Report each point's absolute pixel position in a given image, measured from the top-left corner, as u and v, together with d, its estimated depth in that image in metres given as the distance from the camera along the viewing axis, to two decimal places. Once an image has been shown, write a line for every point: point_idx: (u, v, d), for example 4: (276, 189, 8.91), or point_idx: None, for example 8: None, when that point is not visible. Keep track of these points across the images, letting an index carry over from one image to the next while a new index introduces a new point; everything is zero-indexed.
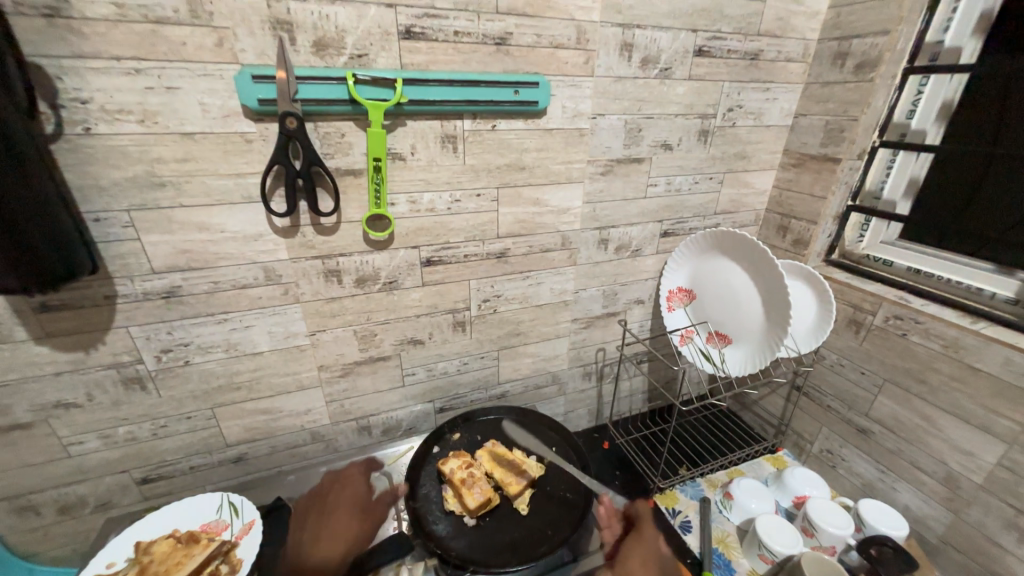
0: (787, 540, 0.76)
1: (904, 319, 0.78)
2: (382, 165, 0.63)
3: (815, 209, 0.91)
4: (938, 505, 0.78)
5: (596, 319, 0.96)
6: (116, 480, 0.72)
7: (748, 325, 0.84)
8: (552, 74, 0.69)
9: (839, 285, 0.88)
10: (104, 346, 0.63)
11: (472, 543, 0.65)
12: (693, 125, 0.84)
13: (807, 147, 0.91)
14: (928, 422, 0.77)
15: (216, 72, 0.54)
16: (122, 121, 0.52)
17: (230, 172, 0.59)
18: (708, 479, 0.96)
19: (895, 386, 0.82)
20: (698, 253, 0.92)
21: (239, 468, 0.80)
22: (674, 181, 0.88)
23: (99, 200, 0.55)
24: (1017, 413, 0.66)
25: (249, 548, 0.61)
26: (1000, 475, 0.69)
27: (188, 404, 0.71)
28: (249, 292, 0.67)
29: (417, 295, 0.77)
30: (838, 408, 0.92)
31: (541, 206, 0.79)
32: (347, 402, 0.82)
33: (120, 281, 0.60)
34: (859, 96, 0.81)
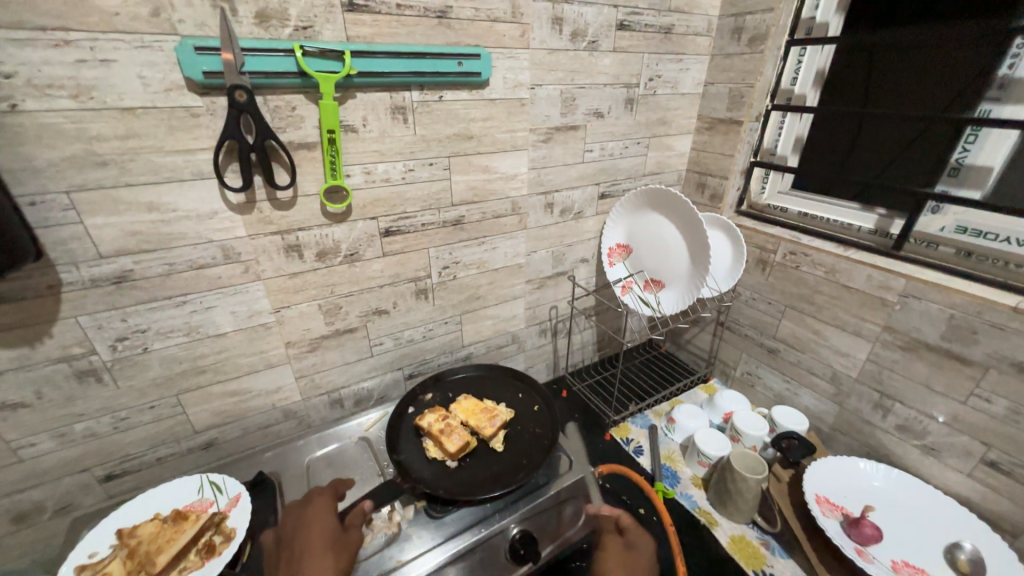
0: (718, 444, 0.91)
1: (797, 253, 0.95)
2: (337, 137, 0.65)
3: (726, 166, 1.05)
4: (828, 401, 0.97)
5: (548, 278, 1.04)
6: (76, 480, 0.69)
7: (676, 270, 0.97)
8: (491, 47, 0.74)
9: (747, 231, 1.04)
10: (52, 339, 0.60)
11: (456, 482, 0.71)
12: (620, 94, 0.93)
13: (716, 112, 1.04)
14: (818, 335, 0.95)
15: (154, 44, 0.52)
16: (53, 96, 0.50)
17: (178, 148, 0.58)
18: (654, 410, 1.10)
19: (793, 310, 0.99)
20: (632, 211, 1.02)
21: (211, 454, 0.79)
22: (607, 147, 0.97)
23: (33, 182, 0.52)
24: (877, 317, 0.84)
25: (240, 517, 0.63)
26: (869, 368, 0.88)
27: (150, 393, 0.69)
28: (207, 272, 0.66)
29: (379, 266, 0.80)
30: (754, 336, 1.09)
31: (490, 173, 0.84)
32: (317, 377, 0.84)
33: (64, 268, 0.57)
34: (753, 65, 0.94)
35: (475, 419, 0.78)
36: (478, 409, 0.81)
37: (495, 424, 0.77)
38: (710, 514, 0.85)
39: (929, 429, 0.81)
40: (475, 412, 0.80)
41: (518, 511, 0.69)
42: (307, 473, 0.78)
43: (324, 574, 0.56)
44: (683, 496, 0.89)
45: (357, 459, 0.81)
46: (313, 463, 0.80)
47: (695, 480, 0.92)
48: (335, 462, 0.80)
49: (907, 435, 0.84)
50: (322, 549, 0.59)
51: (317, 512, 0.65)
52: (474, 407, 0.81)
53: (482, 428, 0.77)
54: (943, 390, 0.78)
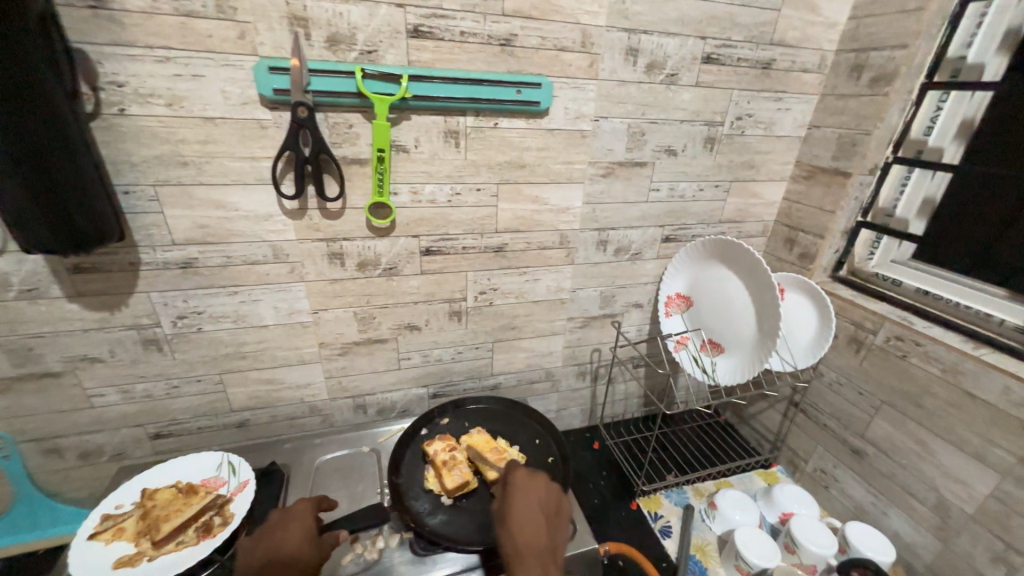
0: (764, 552, 0.75)
1: (904, 340, 0.77)
2: (386, 156, 0.67)
3: (824, 223, 0.89)
4: (927, 532, 0.76)
5: (592, 318, 0.97)
6: (131, 432, 0.79)
7: (740, 336, 0.84)
8: (555, 76, 0.71)
9: (841, 301, 0.87)
10: (127, 308, 0.69)
11: (446, 521, 0.68)
12: (699, 132, 0.84)
13: (819, 160, 0.89)
14: (922, 446, 0.75)
15: (237, 63, 0.58)
16: (153, 104, 0.58)
17: (246, 155, 0.63)
18: (694, 488, 0.96)
19: (891, 408, 0.80)
20: (698, 260, 0.92)
21: (242, 433, 0.85)
22: (677, 188, 0.89)
23: (130, 174, 0.61)
24: (1011, 443, 0.64)
25: (241, 504, 0.66)
26: (991, 506, 0.67)
27: (198, 368, 0.77)
28: (258, 268, 0.72)
29: (416, 283, 0.81)
30: (835, 427, 0.90)
31: (540, 204, 0.81)
32: (345, 380, 0.86)
33: (144, 250, 0.66)
34: (873, 109, 0.80)
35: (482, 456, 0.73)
36: (489, 447, 0.76)
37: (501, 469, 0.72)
38: None
39: None
40: (485, 449, 0.76)
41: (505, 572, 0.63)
42: (315, 473, 0.80)
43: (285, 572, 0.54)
44: None
45: (363, 469, 0.81)
46: (322, 465, 0.81)
47: None
48: (343, 467, 0.81)
49: None
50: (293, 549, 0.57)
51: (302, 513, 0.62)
52: (486, 443, 0.77)
53: (487, 470, 0.72)
54: None
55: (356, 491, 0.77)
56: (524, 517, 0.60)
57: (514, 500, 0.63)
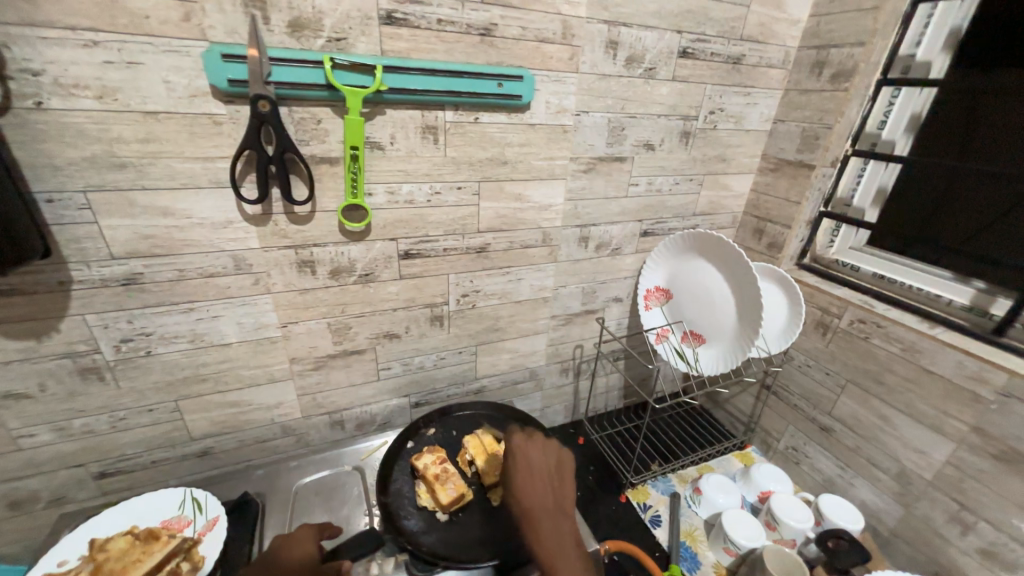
0: (751, 533, 0.79)
1: (867, 323, 0.82)
2: (360, 154, 0.61)
3: (790, 214, 0.93)
4: (891, 499, 0.82)
5: (575, 315, 0.96)
6: (71, 474, 0.69)
7: (721, 327, 0.86)
8: (537, 69, 0.69)
9: (808, 288, 0.91)
10: (58, 334, 0.59)
11: (443, 539, 0.64)
12: (675, 127, 0.85)
13: (784, 152, 0.92)
14: (885, 421, 0.81)
15: (182, 49, 0.51)
16: (78, 96, 0.49)
17: (198, 155, 0.56)
18: (679, 475, 0.98)
19: (856, 387, 0.85)
20: (676, 253, 0.93)
21: (205, 463, 0.77)
22: (655, 182, 0.89)
23: (53, 179, 0.52)
24: (964, 414, 0.70)
25: (212, 545, 0.60)
26: (947, 472, 0.73)
27: (150, 397, 0.68)
28: (217, 281, 0.64)
29: (395, 289, 0.76)
30: (804, 407, 0.96)
31: (523, 202, 0.78)
32: (320, 396, 0.80)
33: (76, 267, 0.57)
34: (834, 105, 0.83)
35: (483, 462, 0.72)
36: (492, 450, 0.74)
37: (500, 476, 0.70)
38: None
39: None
40: (487, 452, 0.73)
41: None
42: (294, 498, 0.74)
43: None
44: None
45: (347, 491, 0.76)
46: (301, 489, 0.75)
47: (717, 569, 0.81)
48: (324, 491, 0.76)
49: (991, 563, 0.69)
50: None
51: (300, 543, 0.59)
52: (490, 446, 0.74)
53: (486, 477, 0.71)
54: None
55: (342, 515, 0.72)
56: (531, 479, 0.62)
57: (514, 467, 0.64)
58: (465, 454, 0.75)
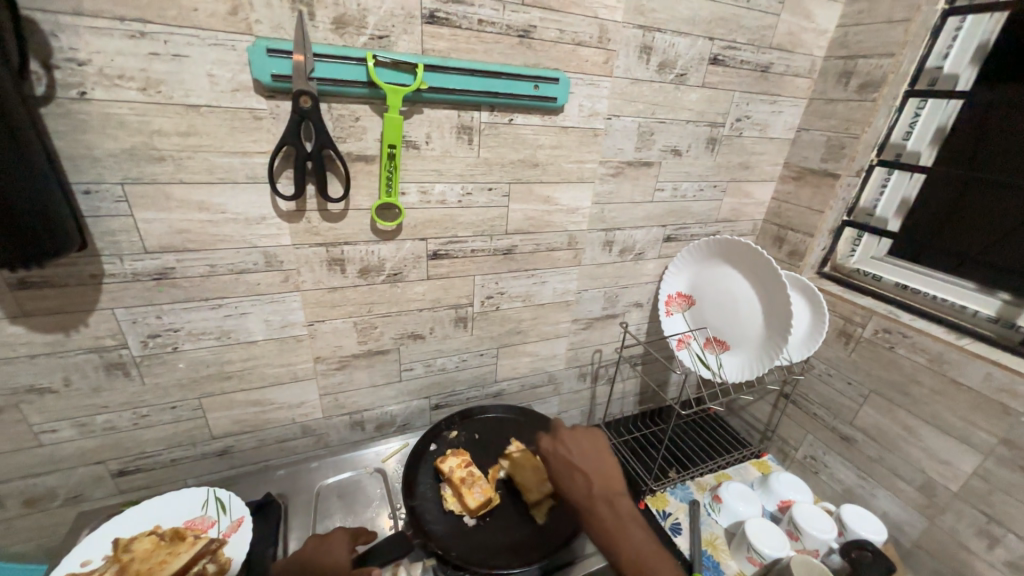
0: (776, 543, 0.78)
1: (892, 332, 0.82)
2: (397, 153, 0.61)
3: (813, 222, 0.93)
4: (914, 511, 0.81)
5: (596, 319, 0.96)
6: (90, 471, 0.68)
7: (746, 334, 0.86)
8: (572, 72, 0.69)
9: (831, 297, 0.91)
10: (86, 328, 0.58)
11: (471, 544, 0.63)
12: (703, 133, 0.85)
13: (807, 161, 0.93)
14: (909, 431, 0.81)
15: (227, 42, 0.50)
16: (122, 87, 0.49)
17: (236, 150, 0.55)
18: (698, 482, 0.97)
19: (879, 397, 0.85)
20: (699, 259, 0.93)
21: (224, 462, 0.76)
22: (680, 188, 0.89)
23: (91, 170, 0.51)
24: (994, 426, 0.70)
25: (238, 546, 0.58)
26: (975, 484, 0.73)
27: (173, 393, 0.67)
28: (247, 278, 0.63)
29: (422, 289, 0.75)
30: (824, 416, 0.95)
31: (551, 204, 0.78)
32: (342, 396, 0.79)
33: (109, 260, 0.56)
34: (860, 115, 0.84)
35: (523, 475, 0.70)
36: (530, 464, 0.72)
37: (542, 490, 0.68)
38: None
39: None
40: (526, 466, 0.72)
41: None
42: (316, 500, 0.73)
43: None
44: None
45: (369, 493, 0.75)
46: (323, 490, 0.75)
47: None
48: (347, 493, 0.75)
49: None
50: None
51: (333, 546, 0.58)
52: (527, 460, 0.73)
53: (528, 491, 0.68)
54: None
55: (365, 517, 0.71)
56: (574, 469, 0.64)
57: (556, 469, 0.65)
58: (502, 470, 0.73)
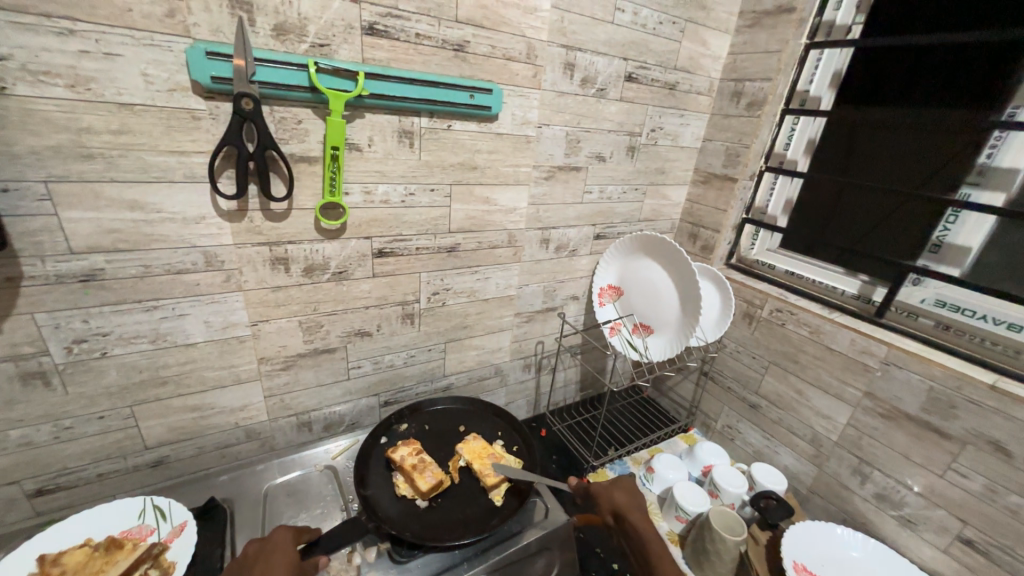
0: (697, 499, 0.88)
1: (783, 311, 0.96)
2: (340, 155, 0.64)
3: (718, 220, 1.08)
4: (807, 462, 0.96)
5: (537, 312, 1.03)
6: (1, 493, 0.63)
7: (667, 318, 0.97)
8: (504, 84, 0.75)
9: (736, 284, 1.06)
10: (0, 335, 0.55)
11: (425, 524, 0.67)
12: (623, 141, 0.96)
13: (712, 167, 1.07)
14: (800, 394, 0.95)
15: (164, 44, 0.51)
16: (48, 83, 0.48)
17: (173, 149, 0.56)
18: (634, 457, 1.07)
19: (777, 367, 0.99)
20: (625, 254, 1.04)
21: (159, 473, 0.73)
22: (606, 191, 0.99)
23: (10, 168, 0.49)
24: (859, 382, 0.85)
25: (182, 550, 0.59)
26: (849, 432, 0.88)
27: (102, 402, 0.64)
28: (184, 278, 0.63)
29: (367, 287, 0.78)
30: (736, 389, 1.09)
31: (490, 205, 0.84)
32: (288, 397, 0.79)
33: (29, 262, 0.53)
34: (750, 128, 0.99)
35: (479, 464, 0.74)
36: (485, 453, 0.76)
37: (500, 474, 0.72)
38: None
39: (907, 500, 0.80)
40: (481, 455, 0.76)
41: (490, 561, 0.66)
42: (264, 501, 0.72)
43: None
44: None
45: (319, 490, 0.76)
46: (271, 490, 0.74)
47: (671, 536, 0.89)
48: (296, 492, 0.75)
49: (884, 505, 0.84)
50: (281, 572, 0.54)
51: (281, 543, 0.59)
52: (482, 449, 0.77)
53: (484, 477, 0.72)
54: (921, 461, 0.78)
55: (316, 513, 0.72)
56: (616, 485, 0.79)
57: (608, 494, 0.77)
58: (459, 460, 0.77)
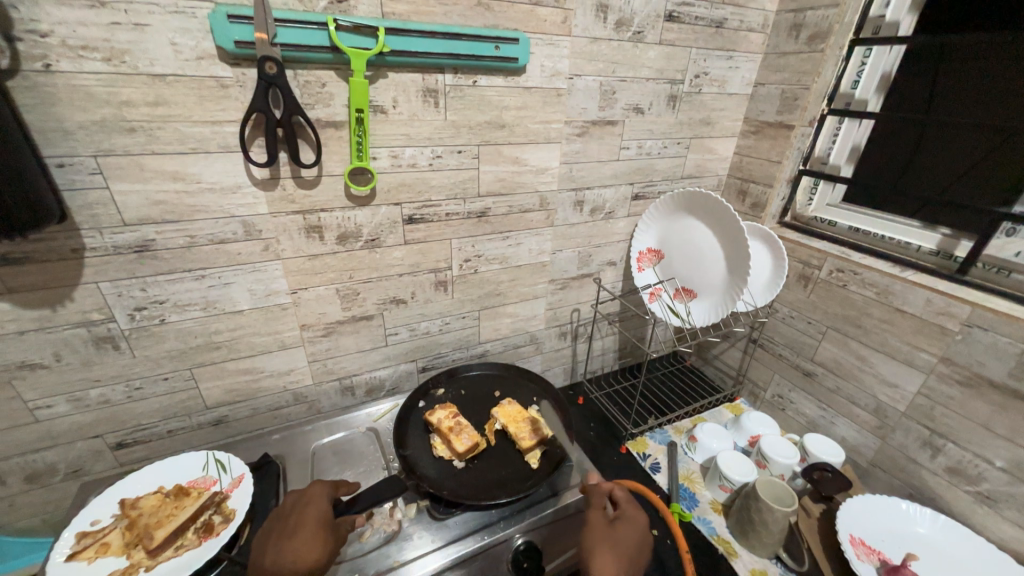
0: (743, 469, 0.84)
1: (845, 271, 0.88)
2: (365, 117, 0.63)
3: (771, 173, 0.98)
4: (869, 433, 0.89)
5: (572, 279, 1.00)
6: (88, 445, 0.70)
7: (710, 282, 0.91)
8: (531, 31, 0.71)
9: (790, 244, 0.97)
10: (73, 302, 0.60)
11: (462, 482, 0.68)
12: (663, 90, 0.88)
13: (764, 115, 0.97)
14: (863, 361, 0.88)
15: (188, 10, 0.52)
16: (87, 58, 0.50)
17: (206, 119, 0.57)
18: (674, 426, 1.04)
19: (836, 332, 0.91)
20: (666, 214, 0.97)
21: (220, 431, 0.79)
22: (645, 145, 0.92)
23: (64, 144, 0.52)
24: (933, 346, 0.76)
25: (240, 499, 0.64)
26: (919, 401, 0.80)
27: (164, 365, 0.69)
28: (227, 247, 0.65)
29: (400, 254, 0.78)
30: (789, 356, 1.02)
31: (520, 164, 0.81)
32: (330, 362, 0.82)
33: (89, 233, 0.57)
34: (811, 66, 0.87)
35: (515, 427, 0.74)
36: (520, 417, 0.77)
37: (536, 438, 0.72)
38: (729, 544, 0.80)
39: (985, 476, 0.73)
40: (517, 419, 0.76)
41: (526, 520, 0.66)
42: (312, 458, 0.77)
43: (310, 550, 0.54)
44: (699, 521, 0.84)
45: (363, 450, 0.79)
46: (318, 449, 0.79)
47: (714, 505, 0.87)
48: (342, 450, 0.79)
49: (958, 480, 0.76)
50: (316, 525, 0.58)
51: (318, 495, 0.62)
52: (517, 414, 0.77)
53: (520, 441, 0.73)
54: (1006, 434, 0.69)
55: (359, 471, 0.75)
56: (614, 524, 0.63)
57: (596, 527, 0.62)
58: (494, 423, 0.78)
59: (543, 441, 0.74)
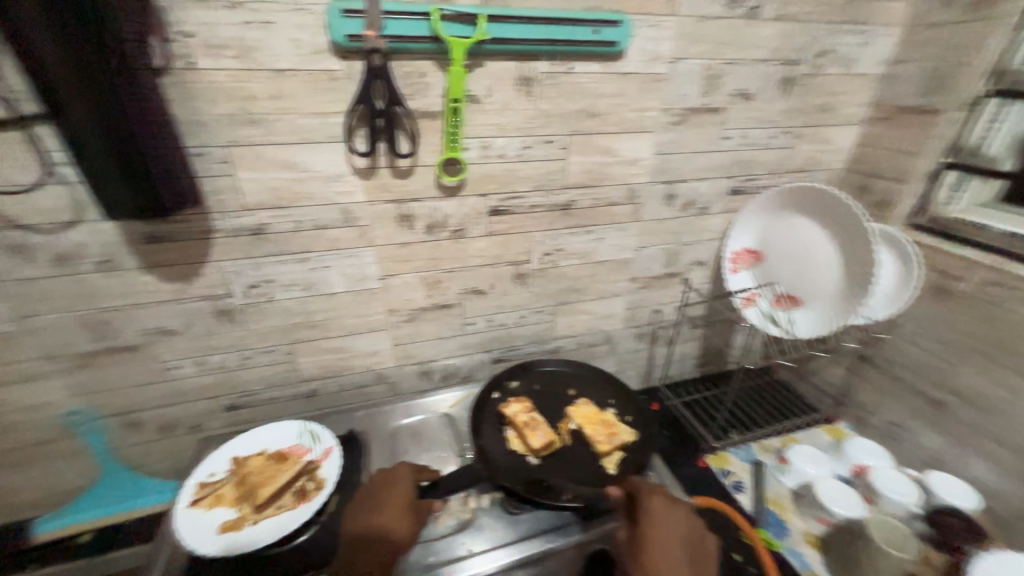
0: (846, 502, 0.75)
1: (998, 285, 0.73)
2: (460, 106, 0.63)
3: (904, 166, 0.84)
4: (1016, 479, 0.75)
5: (655, 278, 0.94)
6: (207, 405, 0.79)
7: (817, 294, 0.82)
8: (633, 13, 0.66)
9: (924, 250, 0.83)
10: (201, 278, 0.67)
11: (536, 479, 0.68)
12: (777, 72, 0.79)
13: (901, 98, 0.83)
14: (1015, 393, 0.73)
15: (307, 7, 0.54)
16: (223, 56, 0.54)
17: (317, 110, 0.60)
18: (761, 445, 0.95)
19: (979, 356, 0.77)
20: (772, 213, 0.88)
21: (312, 403, 0.86)
22: (749, 135, 0.84)
23: (201, 135, 0.58)
24: None
25: (330, 470, 0.68)
26: None
27: (270, 338, 0.76)
28: (328, 233, 0.69)
29: (483, 245, 0.78)
30: (910, 379, 0.88)
31: (610, 155, 0.77)
32: (411, 346, 0.85)
33: (217, 216, 0.64)
34: (970, 38, 0.73)
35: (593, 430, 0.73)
36: (596, 419, 0.75)
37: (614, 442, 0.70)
38: None
39: None
40: (593, 421, 0.75)
41: (601, 526, 0.64)
42: (392, 438, 0.80)
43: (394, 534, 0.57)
44: (791, 553, 0.75)
45: (438, 435, 0.81)
46: (397, 429, 0.82)
47: (809, 537, 0.78)
48: (418, 433, 0.82)
49: None
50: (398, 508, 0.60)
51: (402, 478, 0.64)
52: (593, 415, 0.76)
53: (597, 444, 0.71)
54: None
55: (435, 456, 0.78)
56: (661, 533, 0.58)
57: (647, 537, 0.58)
58: (568, 423, 0.76)
59: (621, 446, 0.72)
